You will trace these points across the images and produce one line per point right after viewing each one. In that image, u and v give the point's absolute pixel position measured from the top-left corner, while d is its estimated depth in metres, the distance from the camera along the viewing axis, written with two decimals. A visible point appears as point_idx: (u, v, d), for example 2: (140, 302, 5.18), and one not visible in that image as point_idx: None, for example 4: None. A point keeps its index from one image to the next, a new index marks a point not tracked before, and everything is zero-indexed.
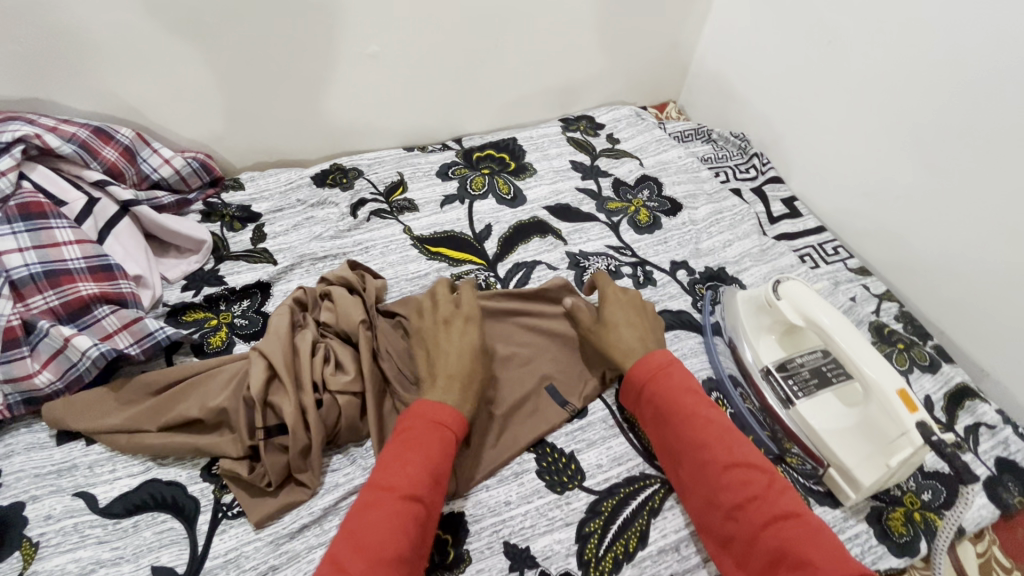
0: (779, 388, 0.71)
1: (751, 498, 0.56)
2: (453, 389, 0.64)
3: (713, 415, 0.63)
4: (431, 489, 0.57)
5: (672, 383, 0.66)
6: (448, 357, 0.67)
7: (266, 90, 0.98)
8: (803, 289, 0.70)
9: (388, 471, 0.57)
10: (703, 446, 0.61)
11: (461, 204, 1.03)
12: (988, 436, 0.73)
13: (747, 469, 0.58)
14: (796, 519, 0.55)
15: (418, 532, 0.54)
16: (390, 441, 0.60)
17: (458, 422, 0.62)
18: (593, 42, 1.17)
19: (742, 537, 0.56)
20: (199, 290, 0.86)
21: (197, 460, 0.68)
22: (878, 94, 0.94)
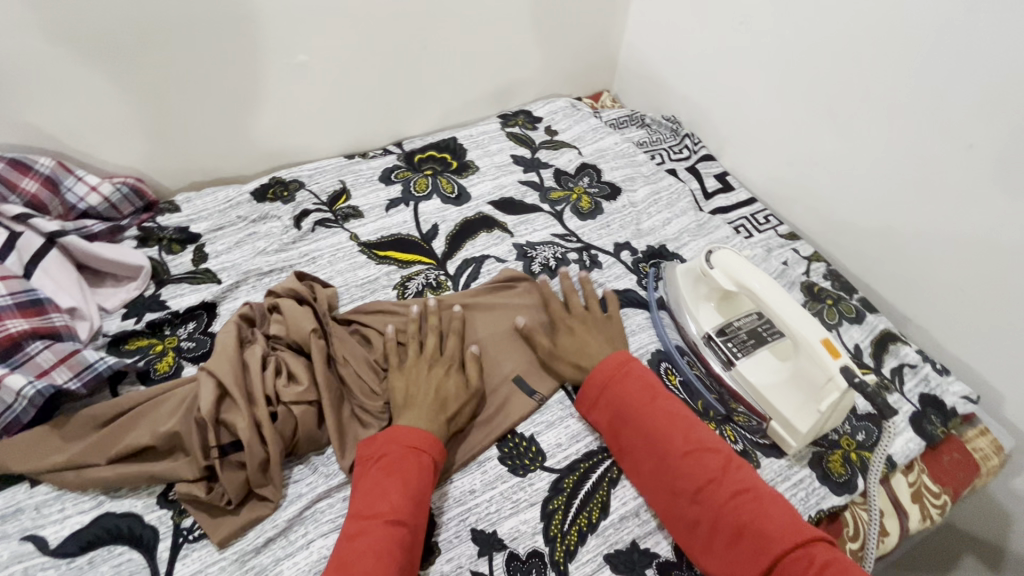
0: (721, 350, 0.75)
1: (709, 480, 0.61)
2: (427, 412, 0.66)
3: (670, 406, 0.68)
4: (415, 510, 0.58)
5: (630, 381, 0.70)
6: (425, 388, 0.68)
7: (195, 108, 0.96)
8: (734, 257, 0.73)
9: (369, 499, 0.59)
10: (663, 439, 0.65)
11: (406, 206, 1.03)
12: (911, 375, 0.80)
13: (703, 453, 0.63)
14: (751, 494, 0.59)
15: (409, 553, 0.56)
16: (367, 472, 0.62)
17: (433, 444, 0.63)
18: (525, 37, 1.20)
19: (706, 519, 0.59)
20: (140, 317, 0.84)
21: (152, 488, 0.66)
22: (791, 68, 1.00)
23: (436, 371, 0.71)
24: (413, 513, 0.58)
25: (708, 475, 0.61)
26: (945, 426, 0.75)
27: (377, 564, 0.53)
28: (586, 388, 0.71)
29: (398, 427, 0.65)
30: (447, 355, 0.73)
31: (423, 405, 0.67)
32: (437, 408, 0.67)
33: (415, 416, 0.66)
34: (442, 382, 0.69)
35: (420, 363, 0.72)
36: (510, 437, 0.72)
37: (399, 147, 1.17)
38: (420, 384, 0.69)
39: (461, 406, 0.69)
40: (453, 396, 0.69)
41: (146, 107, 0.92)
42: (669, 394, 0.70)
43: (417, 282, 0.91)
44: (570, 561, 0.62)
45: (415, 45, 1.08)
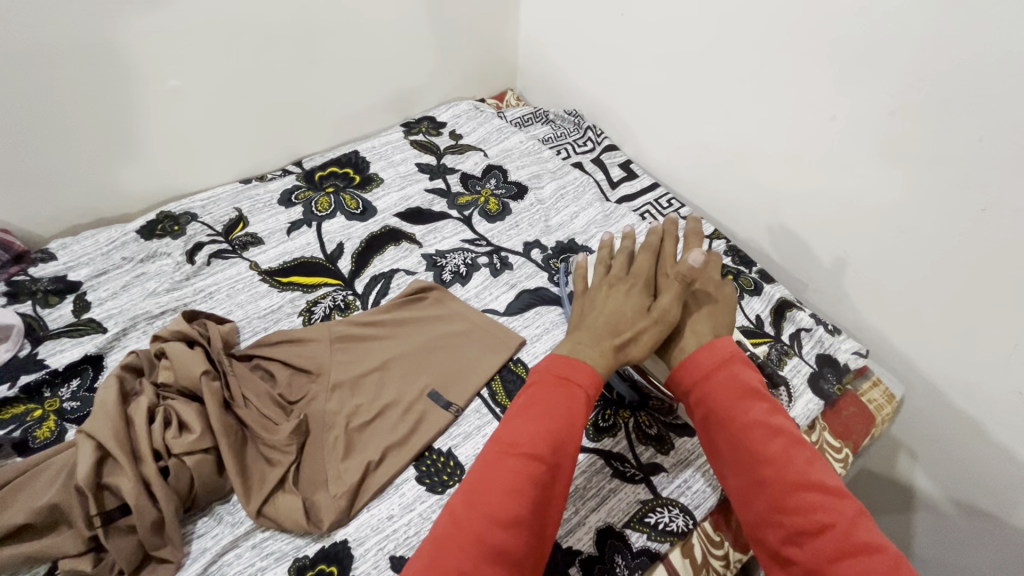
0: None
1: (822, 525, 0.48)
2: (591, 347, 0.59)
3: (780, 423, 0.54)
4: (557, 454, 0.51)
5: (733, 384, 0.56)
6: (605, 314, 0.63)
7: (56, 147, 0.88)
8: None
9: (512, 429, 0.52)
10: (767, 461, 0.52)
11: (309, 227, 0.99)
12: (808, 339, 0.84)
13: (824, 495, 0.49)
14: (876, 554, 0.46)
15: (548, 490, 0.50)
16: (518, 397, 0.56)
17: (589, 384, 0.55)
18: (416, 43, 1.18)
19: (806, 567, 0.48)
20: (14, 381, 0.77)
21: (36, 569, 0.61)
22: (671, 56, 1.02)
23: (619, 290, 0.66)
24: (557, 450, 0.51)
25: (823, 520, 0.48)
26: (841, 382, 0.79)
27: (502, 501, 0.48)
28: (688, 364, 0.59)
29: (554, 354, 0.59)
30: (637, 274, 0.67)
31: (597, 329, 0.61)
32: (605, 333, 0.61)
33: (572, 348, 0.60)
34: (619, 309, 0.63)
35: (604, 284, 0.68)
36: (427, 454, 0.71)
37: (299, 166, 1.13)
38: (603, 309, 0.63)
39: (638, 330, 0.61)
40: (628, 322, 0.62)
41: None
42: (781, 406, 0.56)
43: (323, 305, 0.88)
44: None
45: (297, 60, 1.03)
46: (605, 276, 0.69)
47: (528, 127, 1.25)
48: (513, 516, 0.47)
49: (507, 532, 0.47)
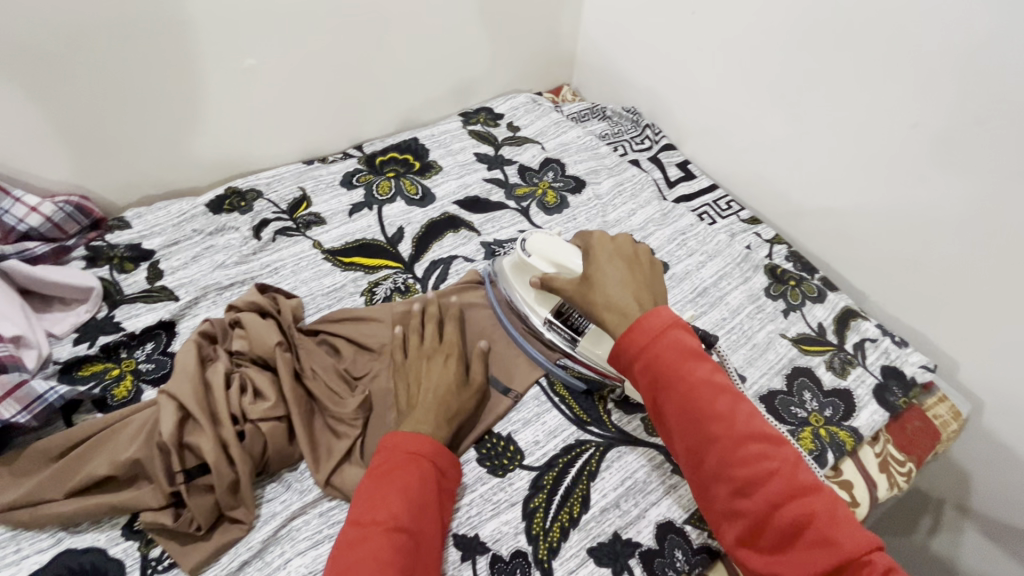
0: (563, 331, 0.74)
1: (769, 474, 0.51)
2: (431, 416, 0.64)
3: (722, 381, 0.55)
4: (416, 518, 0.55)
5: (676, 350, 0.56)
6: (436, 387, 0.67)
7: (139, 118, 0.92)
8: (544, 239, 0.75)
9: (370, 505, 0.55)
10: (713, 420, 0.54)
11: (370, 210, 1.01)
12: (872, 349, 0.83)
13: (764, 444, 0.53)
14: (816, 494, 0.51)
15: (412, 561, 0.53)
16: (367, 477, 0.58)
17: (435, 450, 0.60)
18: (480, 34, 1.19)
19: (756, 515, 0.51)
20: (93, 341, 0.80)
21: (116, 520, 0.63)
22: (741, 56, 1.02)
23: (437, 363, 0.70)
24: (415, 520, 0.55)
25: (768, 469, 0.52)
26: (906, 396, 0.78)
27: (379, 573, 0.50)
28: (635, 330, 0.58)
29: (397, 430, 0.62)
30: (448, 345, 0.72)
31: (428, 405, 0.65)
32: (441, 408, 0.65)
33: (417, 423, 0.63)
34: (441, 383, 0.67)
35: (419, 355, 0.71)
36: (487, 438, 0.71)
37: (360, 150, 1.15)
38: (428, 381, 0.68)
39: (461, 404, 0.67)
40: (456, 393, 0.67)
41: (86, 117, 0.88)
42: (718, 363, 0.57)
43: (385, 286, 0.90)
44: (553, 559, 0.62)
45: (367, 46, 1.06)
46: (417, 349, 0.72)
47: (585, 122, 1.25)
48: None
49: None
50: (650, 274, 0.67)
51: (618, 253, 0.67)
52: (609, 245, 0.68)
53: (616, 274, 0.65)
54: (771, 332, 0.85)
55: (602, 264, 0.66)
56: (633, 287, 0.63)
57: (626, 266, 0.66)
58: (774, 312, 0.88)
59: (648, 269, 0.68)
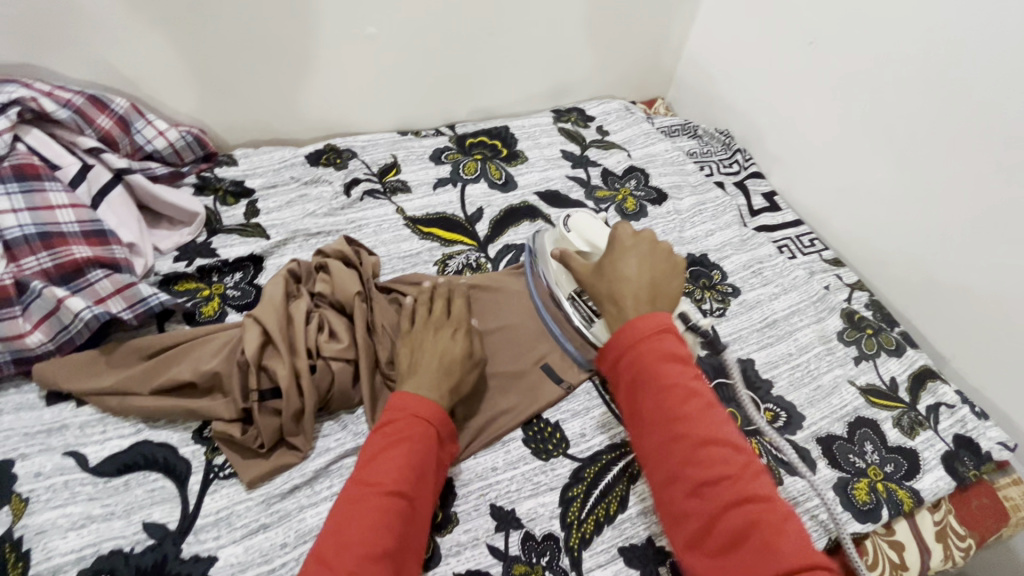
0: (581, 308, 0.75)
1: (721, 477, 0.51)
2: (432, 381, 0.64)
3: (699, 387, 0.56)
4: (416, 486, 0.57)
5: (659, 352, 0.57)
6: (434, 358, 0.66)
7: (262, 66, 0.98)
8: (587, 221, 0.77)
9: (372, 467, 0.56)
10: (679, 418, 0.54)
11: (454, 187, 1.04)
12: (947, 415, 0.78)
13: (721, 447, 0.53)
14: (767, 503, 0.50)
15: (408, 526, 0.55)
16: (373, 436, 0.60)
17: (441, 421, 0.61)
18: (588, 35, 1.21)
19: (701, 515, 0.51)
20: (191, 261, 0.86)
21: (189, 424, 0.69)
22: (855, 93, 0.99)
23: (445, 334, 0.69)
24: (415, 487, 0.56)
25: (721, 472, 0.51)
26: (978, 469, 0.74)
27: (375, 536, 0.52)
28: (629, 327, 0.59)
29: (403, 391, 0.63)
30: (457, 318, 0.71)
31: (431, 372, 0.64)
32: (443, 376, 0.65)
33: (420, 382, 0.63)
34: (448, 348, 0.67)
35: (427, 326, 0.70)
36: (534, 421, 0.72)
37: (452, 129, 1.18)
38: (429, 346, 0.67)
39: (466, 376, 0.67)
40: (461, 363, 0.67)
41: (216, 57, 0.94)
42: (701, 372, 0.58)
43: (457, 261, 0.93)
44: (584, 549, 0.62)
45: (479, 31, 1.09)
46: (427, 318, 0.71)
47: (674, 137, 1.25)
48: (381, 550, 0.52)
49: (374, 564, 0.51)
50: (668, 277, 0.65)
51: (640, 246, 0.67)
52: (635, 239, 0.67)
53: (633, 266, 0.65)
54: (839, 376, 0.82)
55: (622, 253, 0.66)
56: (646, 287, 0.63)
57: (646, 263, 0.65)
58: (845, 358, 0.85)
59: (669, 270, 0.66)
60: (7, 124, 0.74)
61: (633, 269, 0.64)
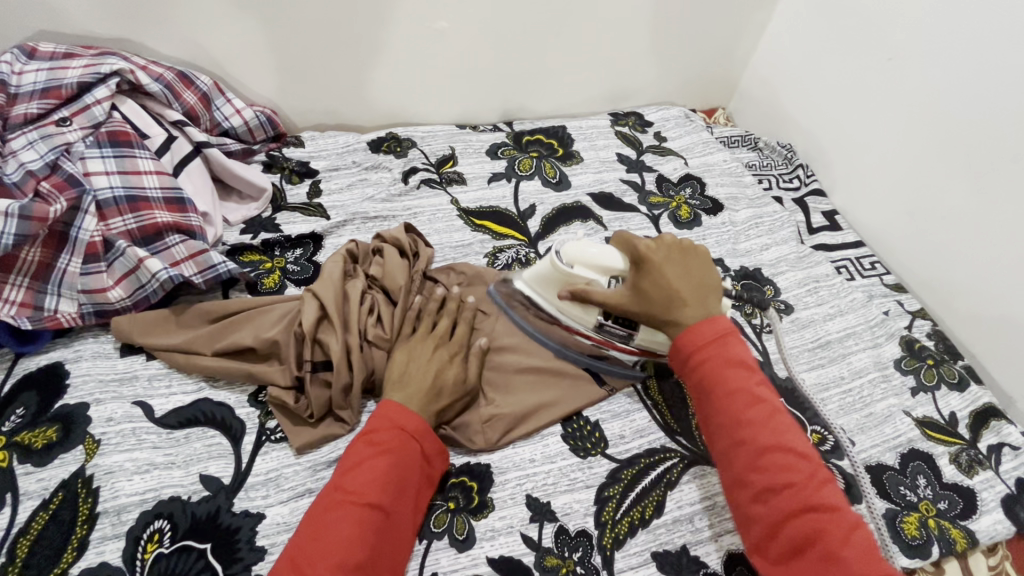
0: (615, 329, 0.70)
1: (788, 485, 0.53)
2: (421, 395, 0.64)
3: (763, 395, 0.58)
4: (395, 497, 0.56)
5: (723, 358, 0.59)
6: (421, 376, 0.65)
7: (335, 53, 1.02)
8: (580, 248, 0.69)
9: (352, 474, 0.56)
10: (747, 424, 0.56)
11: (508, 182, 1.06)
12: (1011, 457, 0.74)
13: (788, 455, 0.54)
14: (834, 514, 0.51)
15: (382, 537, 0.54)
16: (353, 443, 0.60)
17: (423, 432, 0.61)
18: (654, 39, 1.20)
19: (765, 521, 0.53)
20: (256, 234, 0.90)
21: (246, 387, 0.72)
22: (933, 114, 0.94)
23: (439, 354, 0.68)
24: (391, 498, 0.56)
25: (788, 480, 0.53)
26: None
27: (348, 546, 0.52)
28: (692, 332, 0.61)
29: (388, 401, 0.63)
30: (456, 339, 0.71)
31: (418, 390, 0.64)
32: (431, 393, 0.64)
33: (410, 396, 0.63)
34: (442, 371, 0.67)
35: (426, 341, 0.70)
36: (573, 418, 0.72)
37: (509, 126, 1.19)
38: (419, 363, 0.67)
39: (453, 399, 0.67)
40: (449, 387, 0.66)
41: (295, 42, 0.99)
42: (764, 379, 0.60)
43: (507, 254, 0.94)
44: (616, 550, 0.62)
45: (546, 29, 1.10)
46: (426, 333, 0.71)
47: (733, 148, 1.22)
48: (354, 561, 0.51)
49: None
50: (704, 268, 0.68)
51: (670, 252, 0.68)
52: (660, 244, 0.68)
53: (676, 277, 0.65)
54: (893, 405, 0.79)
55: (660, 262, 0.66)
56: (693, 287, 0.65)
57: (682, 265, 0.67)
58: (901, 387, 0.81)
59: (700, 263, 0.68)
60: (107, 92, 0.80)
61: (678, 281, 0.65)
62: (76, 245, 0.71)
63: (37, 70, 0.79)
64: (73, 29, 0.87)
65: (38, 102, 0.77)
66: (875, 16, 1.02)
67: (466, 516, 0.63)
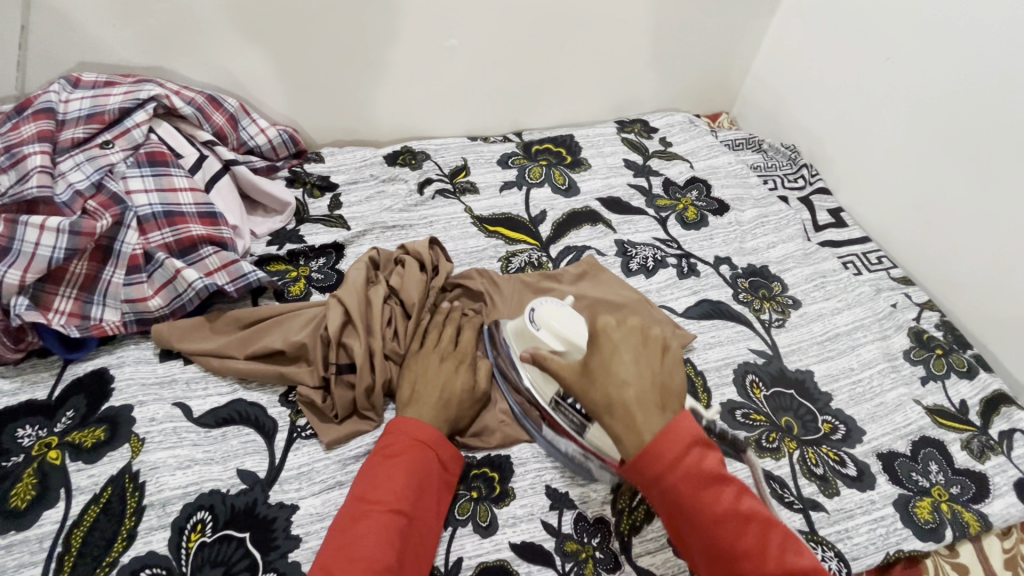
0: (569, 413, 0.66)
1: (772, 566, 0.51)
2: (434, 408, 0.67)
3: (723, 471, 0.54)
4: (416, 502, 0.60)
5: (681, 442, 0.54)
6: (432, 390, 0.69)
7: (351, 73, 1.08)
8: (557, 313, 0.68)
9: (373, 485, 0.60)
10: (718, 515, 0.53)
11: (519, 190, 1.10)
12: (1022, 442, 0.76)
13: (763, 532, 0.53)
14: None
15: (408, 540, 0.58)
16: (372, 457, 0.63)
17: (436, 439, 0.64)
18: (656, 48, 1.24)
19: None
20: (282, 245, 0.95)
21: (276, 388, 0.76)
22: (932, 111, 0.97)
23: (448, 366, 0.72)
24: (411, 502, 0.59)
25: (771, 561, 0.52)
26: None
27: (376, 551, 0.55)
28: (645, 441, 0.54)
29: (402, 417, 0.66)
30: (462, 351, 0.74)
31: (428, 405, 0.67)
32: (442, 406, 0.68)
33: (421, 411, 0.67)
34: (450, 381, 0.70)
35: (433, 354, 0.73)
36: None
37: (519, 136, 1.23)
38: (428, 378, 0.70)
39: (464, 410, 0.69)
40: (459, 398, 0.69)
41: (315, 65, 1.05)
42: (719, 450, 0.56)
43: (520, 258, 0.98)
44: (634, 535, 0.65)
45: (551, 43, 1.15)
46: (436, 346, 0.74)
47: (737, 151, 1.25)
48: (383, 565, 0.54)
49: None
50: (667, 370, 0.60)
51: (631, 339, 0.61)
52: (619, 330, 0.61)
53: (629, 367, 0.59)
54: (903, 394, 0.81)
55: (612, 349, 0.60)
56: (649, 387, 0.58)
57: (641, 358, 0.60)
58: (911, 376, 0.83)
59: (667, 364, 0.61)
60: (145, 116, 0.86)
61: (632, 375, 0.58)
62: (120, 258, 0.77)
63: (82, 98, 0.85)
64: (110, 59, 0.94)
65: (83, 128, 0.83)
66: (871, 18, 1.05)
67: (488, 505, 0.66)
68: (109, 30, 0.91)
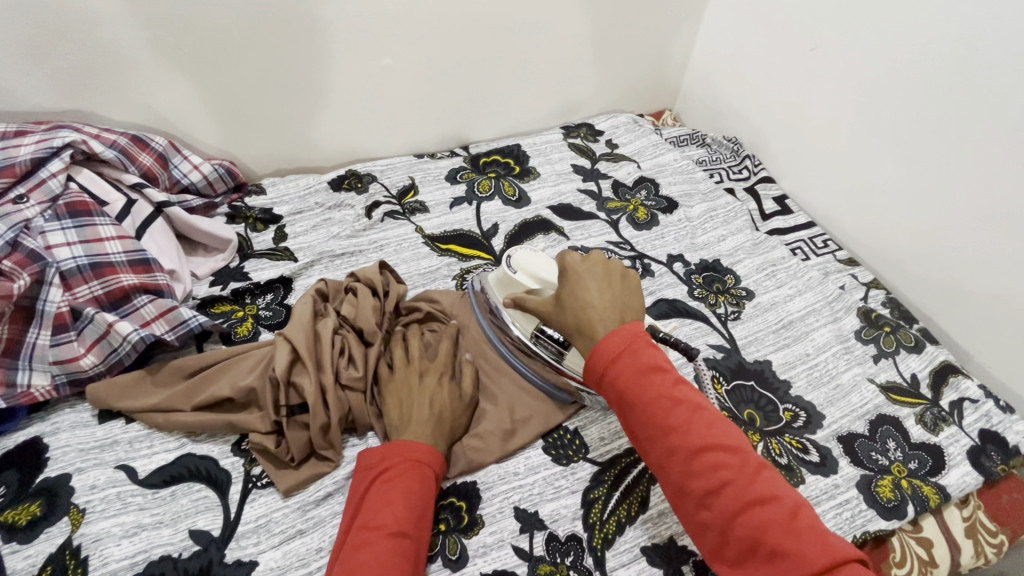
0: (548, 345, 0.71)
1: (724, 484, 0.51)
2: (428, 425, 0.65)
3: (683, 395, 0.55)
4: (418, 523, 0.58)
5: (638, 364, 0.56)
6: (420, 408, 0.67)
7: (285, 100, 1.05)
8: (531, 257, 0.72)
9: (374, 511, 0.57)
10: (672, 431, 0.54)
11: (469, 205, 1.08)
12: (971, 410, 0.78)
13: (720, 452, 0.52)
14: (771, 503, 0.50)
15: (413, 563, 0.56)
16: (371, 483, 0.61)
17: (435, 457, 0.63)
18: (594, 51, 1.25)
19: (716, 526, 0.51)
20: (226, 284, 0.91)
21: (228, 437, 0.73)
22: (860, 96, 1.00)
23: (430, 382, 0.70)
24: (415, 524, 0.58)
25: (722, 478, 0.51)
26: (1006, 464, 0.74)
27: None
28: (600, 349, 0.58)
29: (400, 440, 0.63)
30: (442, 362, 0.72)
31: (423, 423, 0.65)
32: (435, 422, 0.66)
33: (419, 432, 0.64)
34: (436, 396, 0.68)
35: (411, 373, 0.71)
36: (556, 430, 0.74)
37: (466, 151, 1.22)
38: (412, 397, 0.68)
39: (456, 419, 0.69)
40: (450, 410, 0.68)
41: (246, 95, 1.01)
42: (684, 378, 0.57)
43: (475, 275, 0.96)
44: (607, 549, 0.64)
45: (488, 54, 1.15)
46: (408, 365, 0.72)
47: (683, 147, 1.27)
48: None
49: None
50: (630, 294, 0.64)
51: (597, 270, 0.65)
52: (588, 264, 0.65)
53: (594, 291, 0.63)
54: (857, 374, 0.83)
55: (580, 279, 0.64)
56: (614, 308, 0.61)
57: (606, 284, 0.64)
58: (863, 356, 0.85)
59: (630, 289, 0.65)
60: (61, 165, 0.81)
61: (597, 294, 0.62)
62: (44, 318, 0.72)
63: None
64: (21, 106, 0.88)
65: None
66: (795, 10, 1.09)
67: (457, 536, 0.64)
68: (15, 76, 0.85)
